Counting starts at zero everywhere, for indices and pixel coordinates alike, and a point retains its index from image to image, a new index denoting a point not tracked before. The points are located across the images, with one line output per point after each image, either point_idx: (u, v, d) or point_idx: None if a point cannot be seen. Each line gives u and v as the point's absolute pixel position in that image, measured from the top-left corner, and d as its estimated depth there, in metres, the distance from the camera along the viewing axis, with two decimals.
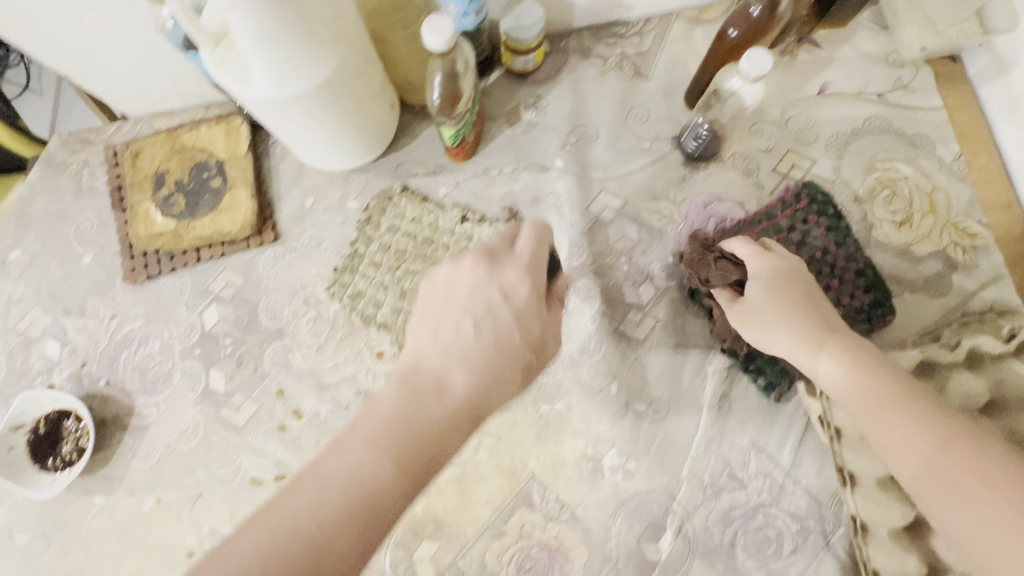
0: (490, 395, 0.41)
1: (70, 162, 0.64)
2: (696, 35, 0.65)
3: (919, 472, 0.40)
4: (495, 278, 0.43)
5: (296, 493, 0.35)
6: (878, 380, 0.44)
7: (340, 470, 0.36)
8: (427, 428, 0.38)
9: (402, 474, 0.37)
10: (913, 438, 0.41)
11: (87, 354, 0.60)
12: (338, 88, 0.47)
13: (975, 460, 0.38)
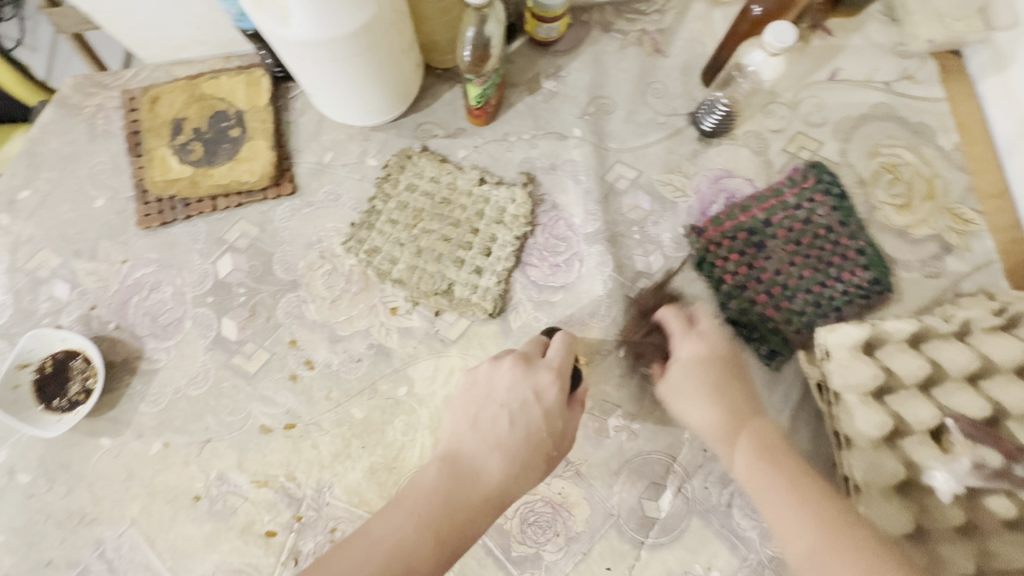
0: (517, 483, 0.47)
1: (85, 104, 0.64)
2: (715, 16, 0.67)
3: (804, 553, 0.43)
4: (526, 379, 0.51)
5: (344, 549, 0.41)
6: (782, 467, 0.47)
7: (386, 538, 0.42)
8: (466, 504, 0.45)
9: (437, 535, 0.42)
10: (803, 517, 0.44)
11: (97, 297, 0.59)
12: (372, 37, 0.48)
13: (856, 552, 0.41)
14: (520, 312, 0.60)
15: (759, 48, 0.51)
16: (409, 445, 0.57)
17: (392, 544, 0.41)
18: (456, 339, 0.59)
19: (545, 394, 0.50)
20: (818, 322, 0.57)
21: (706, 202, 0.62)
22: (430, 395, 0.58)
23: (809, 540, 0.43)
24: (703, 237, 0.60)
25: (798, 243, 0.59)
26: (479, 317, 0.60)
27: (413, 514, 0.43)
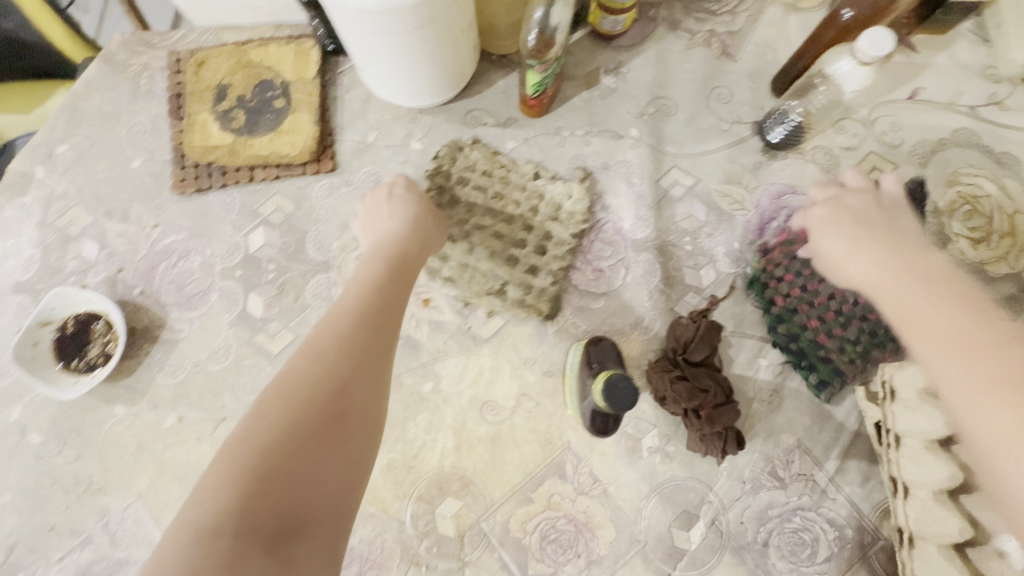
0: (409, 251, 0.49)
1: (130, 63, 0.62)
2: (790, 22, 0.63)
3: (919, 339, 0.37)
4: (408, 195, 0.53)
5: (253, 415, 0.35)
6: (924, 271, 0.41)
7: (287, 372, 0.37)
8: (367, 326, 0.40)
9: (341, 354, 0.38)
10: (963, 318, 0.36)
11: (124, 260, 0.58)
12: (436, 9, 0.45)
13: (978, 315, 0.36)
14: (558, 316, 0.57)
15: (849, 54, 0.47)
16: (431, 443, 0.55)
17: (292, 416, 0.34)
18: (489, 338, 0.56)
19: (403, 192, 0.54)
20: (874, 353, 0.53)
21: (765, 218, 0.59)
22: (456, 393, 0.55)
23: (960, 332, 0.35)
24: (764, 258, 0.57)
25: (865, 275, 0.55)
26: (514, 316, 0.57)
27: (283, 390, 0.36)
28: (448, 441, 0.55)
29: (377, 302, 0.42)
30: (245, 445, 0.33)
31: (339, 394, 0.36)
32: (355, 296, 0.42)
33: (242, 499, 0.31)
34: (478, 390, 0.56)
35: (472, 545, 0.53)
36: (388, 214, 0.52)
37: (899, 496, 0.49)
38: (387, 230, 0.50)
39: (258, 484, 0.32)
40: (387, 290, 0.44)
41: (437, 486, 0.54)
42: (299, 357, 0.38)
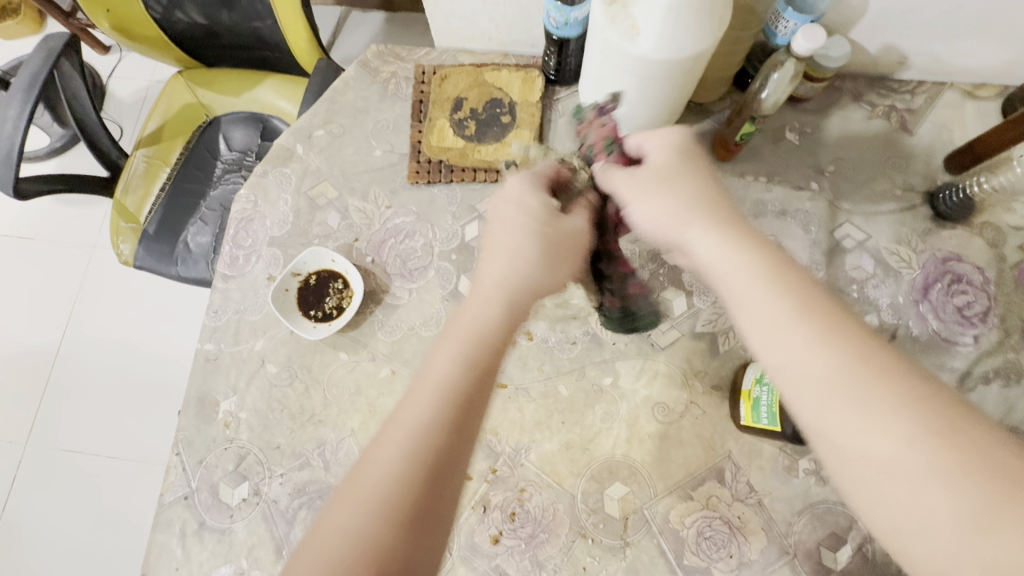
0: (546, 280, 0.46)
1: (382, 69, 0.74)
2: (967, 107, 0.69)
3: (919, 478, 0.32)
4: (531, 209, 0.48)
5: (393, 434, 0.38)
6: (857, 336, 0.36)
7: (423, 395, 0.39)
8: (468, 388, 0.39)
9: (446, 414, 0.38)
10: (795, 332, 0.38)
11: (360, 231, 0.68)
12: (694, 64, 0.54)
13: (938, 411, 0.33)
14: (730, 337, 0.63)
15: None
16: (604, 431, 0.61)
17: (409, 473, 0.36)
18: (665, 346, 0.63)
19: (530, 206, 0.48)
20: None
21: (930, 278, 0.64)
22: (631, 391, 0.62)
23: (822, 363, 0.36)
24: None
25: None
26: (690, 330, 0.64)
27: (404, 442, 0.37)
28: (620, 432, 0.61)
29: (472, 355, 0.41)
30: (377, 492, 0.35)
31: (438, 446, 0.37)
32: (451, 346, 0.41)
33: (387, 534, 0.34)
34: (651, 391, 0.62)
35: (635, 529, 0.58)
36: (510, 234, 0.47)
37: None
38: (503, 257, 0.46)
39: (398, 524, 0.34)
40: (491, 349, 0.41)
41: (608, 470, 0.60)
42: (420, 415, 0.38)
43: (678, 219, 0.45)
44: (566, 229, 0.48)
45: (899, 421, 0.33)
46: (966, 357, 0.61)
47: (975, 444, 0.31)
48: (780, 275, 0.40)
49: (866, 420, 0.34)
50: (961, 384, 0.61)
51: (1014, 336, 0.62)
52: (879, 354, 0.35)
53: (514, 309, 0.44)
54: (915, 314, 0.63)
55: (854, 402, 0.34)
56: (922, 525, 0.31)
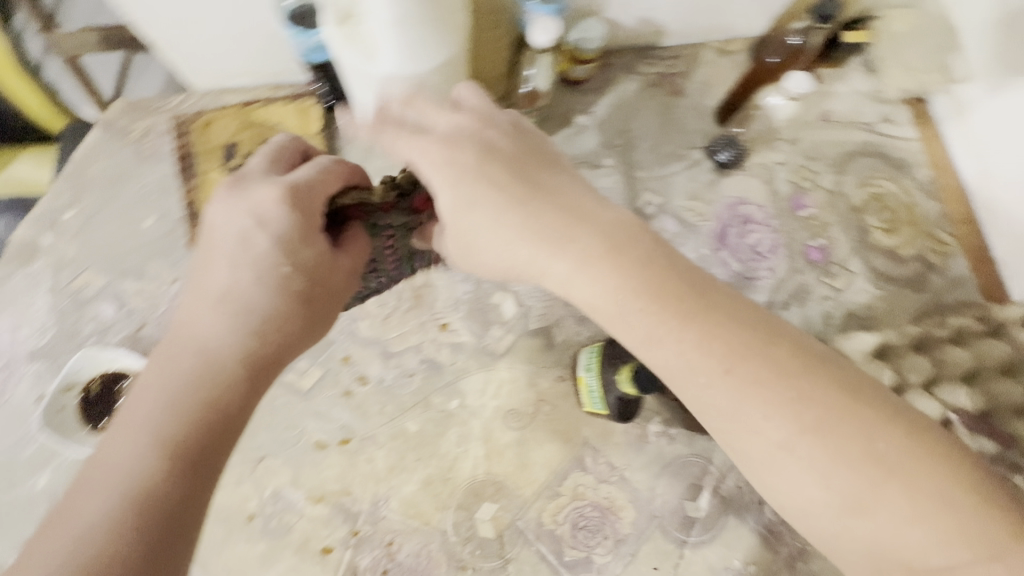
0: (283, 328, 0.42)
1: (131, 128, 0.65)
2: (723, 63, 0.75)
3: (791, 438, 0.36)
4: (291, 251, 0.42)
5: (90, 484, 0.35)
6: (684, 293, 0.41)
7: (124, 459, 0.35)
8: (210, 420, 0.38)
9: (162, 472, 0.35)
10: (597, 268, 0.43)
11: (145, 316, 0.59)
12: (446, 73, 0.52)
13: (826, 393, 0.37)
14: (562, 327, 0.64)
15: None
16: (462, 455, 0.59)
17: (140, 494, 0.34)
18: (504, 353, 0.63)
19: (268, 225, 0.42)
20: None
21: (724, 226, 0.69)
22: (480, 407, 0.61)
23: (614, 291, 0.43)
24: None
25: None
26: (525, 331, 0.64)
27: (106, 503, 0.34)
28: (478, 451, 0.60)
29: (214, 385, 0.39)
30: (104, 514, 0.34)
31: (185, 469, 0.36)
32: (200, 376, 0.39)
33: (109, 564, 0.32)
34: (499, 401, 0.61)
35: (512, 542, 0.58)
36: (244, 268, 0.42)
37: None
38: (257, 291, 0.42)
39: (127, 559, 0.32)
40: (233, 388, 0.39)
41: (473, 493, 0.59)
42: (161, 432, 0.36)
43: (499, 209, 0.46)
44: (313, 253, 0.43)
45: (786, 415, 0.36)
46: (766, 289, 0.67)
47: (899, 449, 0.35)
48: (618, 254, 0.43)
49: (759, 421, 0.37)
50: None
51: (800, 261, 0.69)
52: (757, 330, 0.40)
53: (266, 368, 0.41)
54: (718, 261, 0.68)
55: (715, 374, 0.38)
56: (825, 500, 0.35)
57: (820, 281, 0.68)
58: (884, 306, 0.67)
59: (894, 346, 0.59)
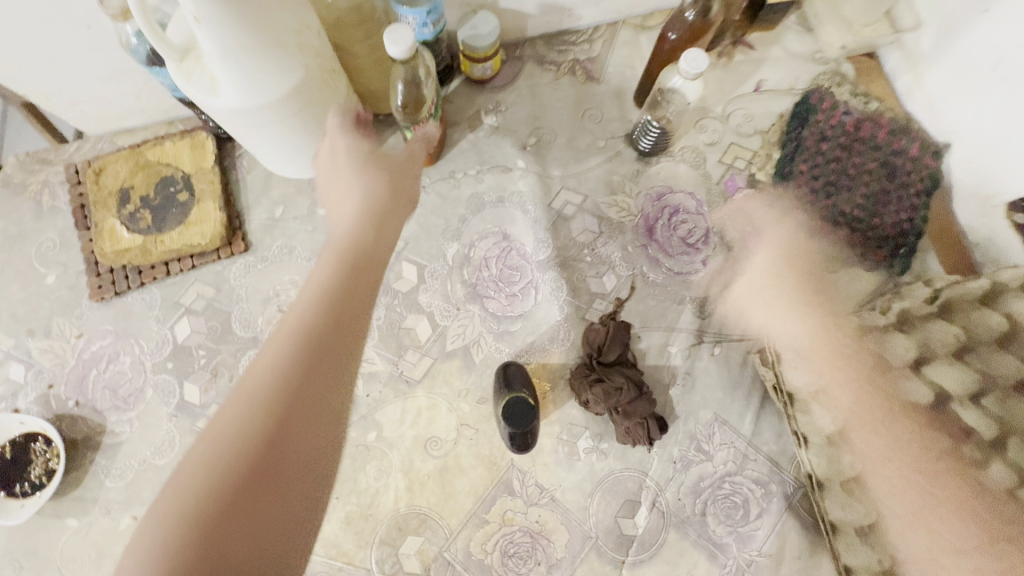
0: (382, 242, 0.42)
1: (28, 183, 0.64)
2: (642, 41, 0.70)
3: None
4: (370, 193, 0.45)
5: (222, 421, 0.32)
6: None
7: (262, 365, 0.34)
8: (345, 319, 0.37)
9: (296, 365, 0.34)
10: None
11: (53, 375, 0.59)
12: (303, 98, 0.49)
13: None
14: (482, 345, 0.61)
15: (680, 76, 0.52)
16: (383, 488, 0.57)
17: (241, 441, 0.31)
18: (421, 378, 0.60)
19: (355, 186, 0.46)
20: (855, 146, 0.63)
21: (651, 219, 0.64)
22: (400, 437, 0.59)
23: None
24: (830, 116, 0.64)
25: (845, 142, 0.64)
26: (442, 352, 0.61)
27: (245, 400, 0.32)
28: (399, 483, 0.58)
29: (317, 319, 0.36)
30: (212, 467, 0.30)
31: (284, 415, 0.32)
32: (304, 313, 0.36)
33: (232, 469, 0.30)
34: (419, 430, 0.59)
35: None
36: (348, 179, 0.47)
37: None
38: (362, 214, 0.44)
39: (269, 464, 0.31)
40: (367, 289, 0.39)
41: (397, 527, 0.56)
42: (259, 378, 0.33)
43: None
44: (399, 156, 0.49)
45: None
46: (700, 284, 0.62)
47: None
48: None
49: None
50: (701, 311, 0.62)
51: (736, 248, 0.64)
52: None
53: (353, 301, 0.38)
54: (646, 259, 0.63)
55: None
56: None
57: None
58: None
59: (828, 339, 0.54)
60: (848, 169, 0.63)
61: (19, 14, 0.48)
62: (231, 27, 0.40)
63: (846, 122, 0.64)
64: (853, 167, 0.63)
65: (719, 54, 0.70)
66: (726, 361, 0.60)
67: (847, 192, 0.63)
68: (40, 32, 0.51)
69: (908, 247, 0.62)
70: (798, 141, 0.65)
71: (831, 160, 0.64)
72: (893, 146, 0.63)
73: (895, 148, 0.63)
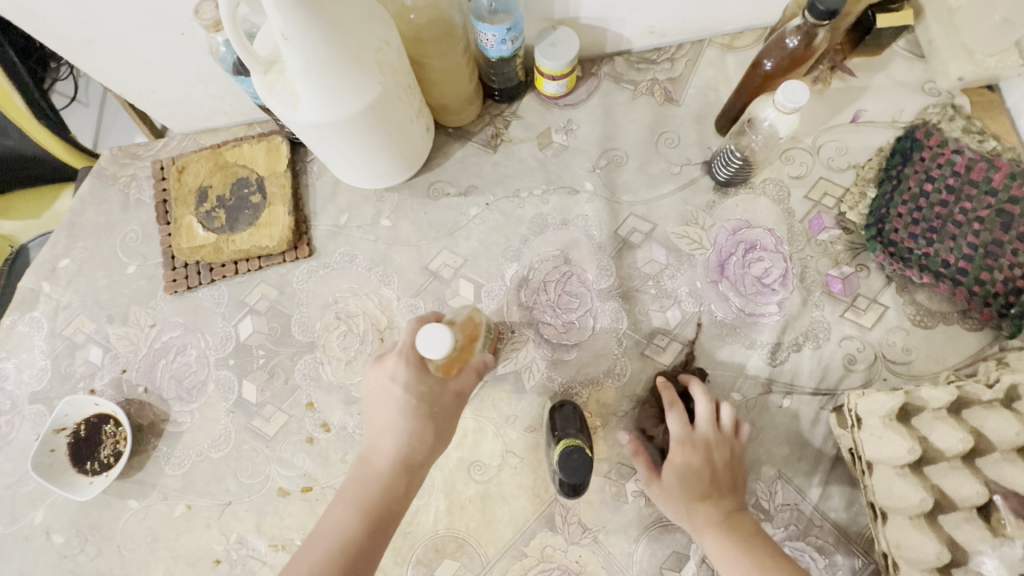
0: (416, 449, 0.47)
1: (118, 176, 0.67)
2: (729, 62, 0.65)
3: None
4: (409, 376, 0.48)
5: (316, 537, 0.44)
6: None
7: (333, 525, 0.44)
8: (376, 513, 0.45)
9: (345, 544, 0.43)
10: None
11: (127, 361, 0.62)
12: (378, 112, 0.49)
13: None
14: (533, 372, 0.59)
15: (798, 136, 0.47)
16: (423, 507, 0.57)
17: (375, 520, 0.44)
18: (469, 400, 0.59)
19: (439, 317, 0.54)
20: (955, 198, 0.57)
21: (723, 255, 0.60)
22: (444, 457, 0.58)
23: None
24: (925, 160, 0.59)
25: (942, 186, 0.58)
26: (493, 376, 0.59)
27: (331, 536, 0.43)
28: (440, 504, 0.57)
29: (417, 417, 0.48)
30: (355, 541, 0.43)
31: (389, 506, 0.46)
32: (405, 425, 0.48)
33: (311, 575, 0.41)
34: (463, 452, 0.58)
35: None
36: (388, 419, 0.47)
37: (877, 521, 0.48)
38: (402, 410, 0.47)
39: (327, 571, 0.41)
40: (401, 486, 0.46)
41: (434, 548, 0.56)
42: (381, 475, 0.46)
43: None
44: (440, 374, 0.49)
45: None
46: (772, 328, 0.58)
47: None
48: None
49: None
50: (772, 359, 0.57)
51: (817, 293, 0.59)
52: None
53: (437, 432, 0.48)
54: (714, 296, 0.59)
55: None
56: None
57: (842, 318, 0.58)
58: (923, 349, 0.56)
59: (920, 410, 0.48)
60: (956, 216, 0.57)
61: (123, 19, 0.51)
62: (313, 44, 0.41)
63: (955, 161, 0.58)
64: (962, 215, 0.57)
65: (814, 79, 0.64)
66: (797, 415, 0.56)
67: (950, 241, 0.57)
68: (140, 37, 0.53)
69: (1019, 306, 0.54)
70: (898, 179, 0.59)
71: (935, 204, 0.58)
72: (1012, 191, 0.56)
73: (1013, 195, 0.56)
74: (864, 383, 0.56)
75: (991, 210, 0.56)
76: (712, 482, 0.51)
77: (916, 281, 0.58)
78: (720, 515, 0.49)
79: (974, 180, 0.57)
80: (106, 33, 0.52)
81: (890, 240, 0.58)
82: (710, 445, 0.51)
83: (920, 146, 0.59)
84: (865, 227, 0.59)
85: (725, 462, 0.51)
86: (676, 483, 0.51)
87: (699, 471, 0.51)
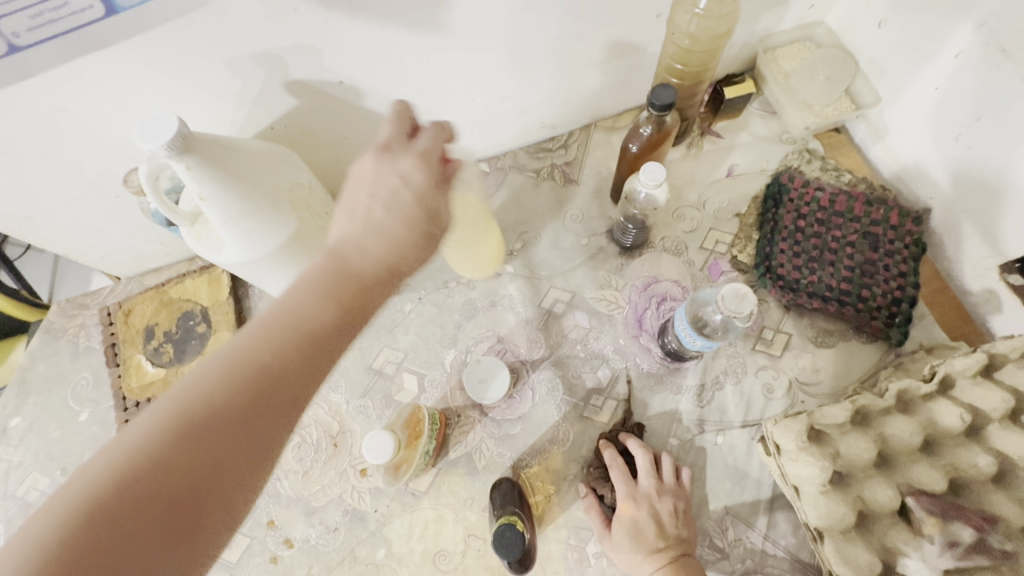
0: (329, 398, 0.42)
1: (66, 327, 0.70)
2: (614, 141, 0.75)
3: None
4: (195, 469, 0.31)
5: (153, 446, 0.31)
6: None
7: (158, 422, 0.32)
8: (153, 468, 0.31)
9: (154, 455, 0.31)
10: None
11: None
12: (300, 243, 0.55)
13: None
14: (483, 451, 0.62)
15: (715, 299, 0.50)
16: None
17: (206, 399, 0.33)
18: (426, 490, 0.61)
19: (411, 185, 0.43)
20: (828, 228, 0.65)
21: (639, 311, 0.66)
22: (408, 552, 0.59)
23: None
24: (796, 198, 0.67)
25: (813, 219, 0.66)
26: (446, 462, 0.62)
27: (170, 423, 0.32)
28: None
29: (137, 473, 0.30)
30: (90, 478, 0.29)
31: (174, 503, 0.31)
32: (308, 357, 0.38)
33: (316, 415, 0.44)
34: (427, 543, 0.59)
35: None
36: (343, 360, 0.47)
37: (818, 543, 0.49)
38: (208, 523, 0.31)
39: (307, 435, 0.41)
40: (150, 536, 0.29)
41: None
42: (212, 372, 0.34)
43: None
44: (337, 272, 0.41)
45: None
46: (694, 371, 0.63)
47: None
48: None
49: None
50: (699, 400, 0.62)
51: None
52: None
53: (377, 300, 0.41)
54: (638, 350, 0.64)
55: None
56: None
57: (754, 350, 0.63)
58: (830, 367, 0.62)
59: (828, 428, 0.52)
60: (830, 244, 0.65)
61: (60, 194, 0.56)
62: (230, 199, 0.47)
63: (820, 197, 0.66)
64: (835, 242, 0.65)
65: (688, 145, 0.73)
66: (731, 449, 0.60)
67: (830, 266, 0.64)
68: (79, 206, 0.59)
69: (902, 316, 0.61)
70: (775, 220, 0.67)
71: (811, 236, 0.65)
72: (872, 216, 0.65)
73: (873, 219, 0.64)
74: (785, 408, 0.61)
75: (860, 232, 0.64)
76: (658, 535, 0.53)
77: (809, 307, 0.64)
78: (669, 566, 0.51)
79: (840, 207, 0.65)
80: (46, 209, 0.58)
81: (780, 274, 0.65)
82: (654, 497, 0.55)
83: (786, 187, 0.68)
84: (755, 266, 0.66)
85: (669, 513, 0.54)
86: (627, 540, 0.54)
87: (644, 526, 0.54)
